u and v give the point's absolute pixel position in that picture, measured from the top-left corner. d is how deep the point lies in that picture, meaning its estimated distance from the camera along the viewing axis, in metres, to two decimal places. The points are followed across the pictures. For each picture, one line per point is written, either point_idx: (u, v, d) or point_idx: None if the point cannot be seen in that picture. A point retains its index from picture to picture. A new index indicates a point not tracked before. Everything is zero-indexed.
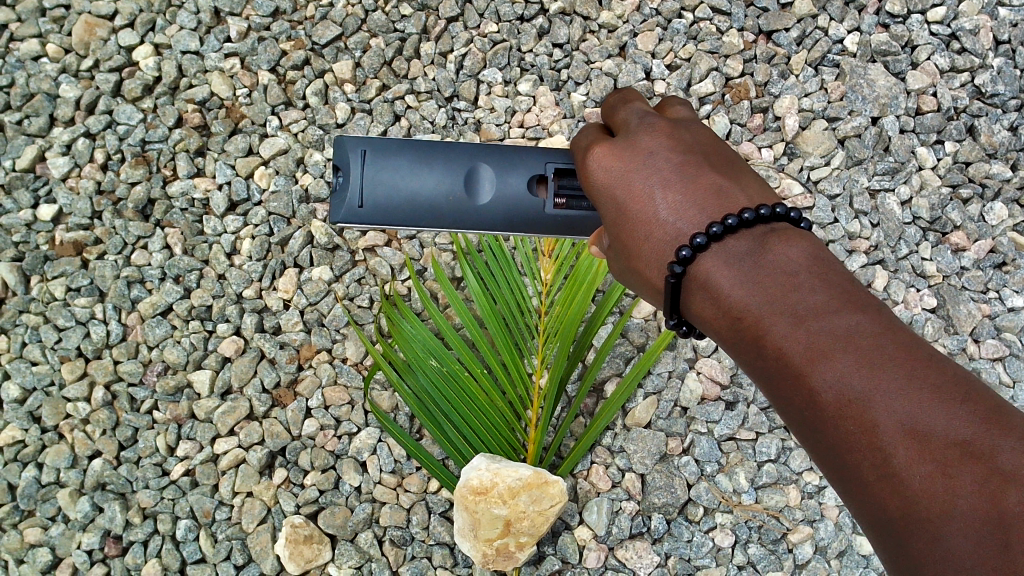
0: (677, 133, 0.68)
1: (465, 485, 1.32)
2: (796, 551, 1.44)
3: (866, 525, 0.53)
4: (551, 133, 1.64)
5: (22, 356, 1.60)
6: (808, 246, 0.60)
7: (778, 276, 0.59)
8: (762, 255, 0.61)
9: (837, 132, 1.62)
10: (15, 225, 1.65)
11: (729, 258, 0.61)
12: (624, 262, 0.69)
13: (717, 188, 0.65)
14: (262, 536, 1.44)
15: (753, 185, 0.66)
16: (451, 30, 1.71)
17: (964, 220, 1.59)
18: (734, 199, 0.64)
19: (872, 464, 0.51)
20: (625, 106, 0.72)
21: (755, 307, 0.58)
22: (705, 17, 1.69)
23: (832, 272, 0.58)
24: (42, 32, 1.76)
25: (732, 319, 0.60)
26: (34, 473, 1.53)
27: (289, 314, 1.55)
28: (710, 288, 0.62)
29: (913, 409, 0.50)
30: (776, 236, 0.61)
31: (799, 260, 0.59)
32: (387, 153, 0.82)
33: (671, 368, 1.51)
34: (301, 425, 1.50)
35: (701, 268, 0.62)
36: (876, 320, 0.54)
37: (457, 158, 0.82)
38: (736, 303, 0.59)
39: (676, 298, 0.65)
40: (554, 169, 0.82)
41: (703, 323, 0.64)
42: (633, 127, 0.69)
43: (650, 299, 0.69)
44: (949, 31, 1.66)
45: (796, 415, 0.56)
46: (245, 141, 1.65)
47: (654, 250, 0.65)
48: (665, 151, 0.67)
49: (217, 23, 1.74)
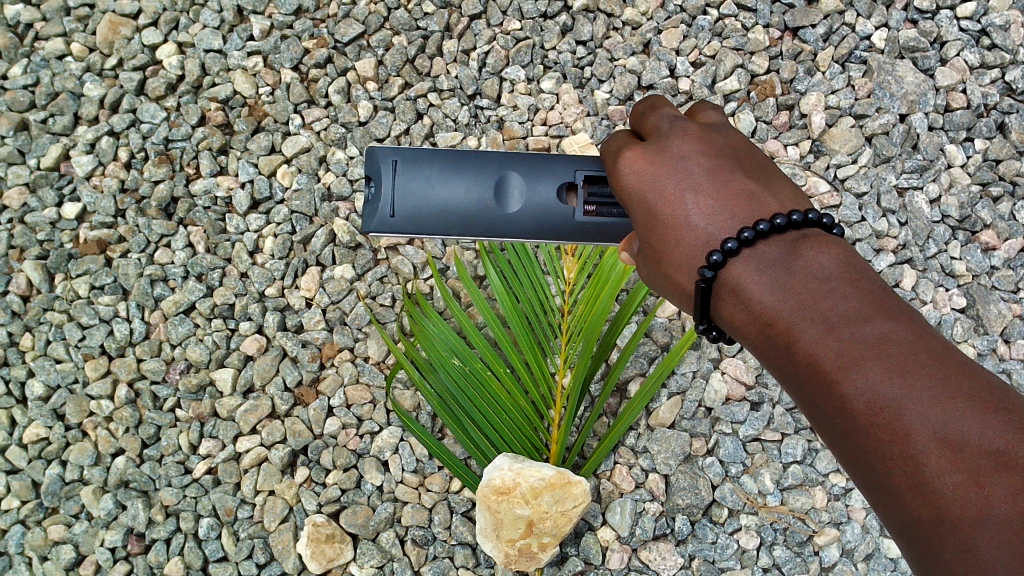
0: (709, 138, 0.66)
1: (487, 485, 1.32)
2: (823, 553, 1.42)
3: (894, 533, 0.52)
4: (574, 131, 1.63)
5: (46, 354, 1.60)
6: (840, 253, 0.58)
7: (810, 281, 0.57)
8: (793, 261, 0.59)
9: (865, 129, 1.60)
10: (39, 223, 1.66)
11: (759, 264, 0.60)
12: (653, 266, 0.68)
13: (749, 194, 0.63)
14: (284, 534, 1.43)
15: (785, 190, 0.65)
16: (474, 27, 1.69)
17: (995, 218, 1.56)
18: (765, 204, 0.63)
19: (903, 472, 0.49)
20: (655, 112, 0.70)
21: (785, 314, 0.57)
22: (730, 14, 1.67)
23: (864, 280, 0.56)
24: (67, 31, 1.77)
25: (762, 324, 0.58)
26: (58, 471, 1.54)
27: (311, 313, 1.55)
28: (740, 294, 0.60)
29: (947, 417, 0.48)
30: (808, 243, 0.60)
31: (831, 267, 0.57)
32: (417, 162, 0.81)
33: (696, 367, 1.49)
34: (323, 424, 1.49)
35: (733, 273, 0.61)
36: (910, 328, 0.52)
37: (487, 166, 0.81)
38: (767, 309, 0.58)
39: (705, 303, 0.63)
40: (584, 177, 0.81)
41: (732, 328, 0.63)
42: (665, 132, 0.67)
43: (678, 303, 0.67)
44: (978, 27, 1.64)
45: (825, 422, 0.54)
46: (268, 140, 1.65)
47: (685, 254, 0.64)
48: (697, 154, 0.65)
49: (240, 21, 1.74)
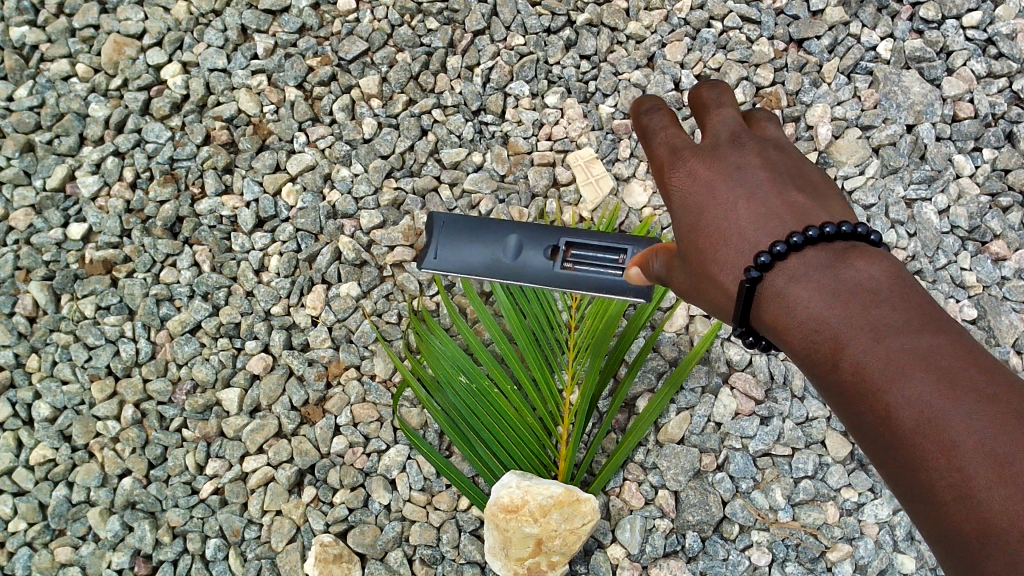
0: (766, 154, 0.69)
1: (496, 504, 1.30)
2: (836, 569, 1.39)
3: (935, 547, 0.50)
4: (579, 145, 1.62)
5: (53, 375, 1.60)
6: (889, 265, 0.58)
7: (856, 291, 0.56)
8: (840, 271, 0.58)
9: (872, 140, 1.59)
10: (46, 244, 1.66)
11: (805, 269, 0.59)
12: (696, 269, 0.68)
13: (799, 206, 0.64)
14: (292, 554, 1.42)
15: (835, 207, 0.66)
16: (477, 43, 1.70)
17: (1005, 228, 1.55)
18: (814, 217, 0.63)
19: (945, 482, 0.48)
20: (716, 123, 0.72)
21: (831, 322, 0.56)
22: (734, 26, 1.67)
23: (913, 294, 0.55)
24: (72, 52, 1.78)
25: (805, 332, 0.58)
26: (64, 493, 1.53)
27: (317, 331, 1.54)
28: (783, 301, 0.60)
29: (989, 426, 0.47)
30: (856, 255, 0.59)
31: (879, 278, 0.57)
32: (456, 225, 1.02)
33: (705, 383, 1.48)
34: (330, 443, 1.48)
35: (777, 278, 0.60)
36: (956, 340, 0.51)
37: (502, 232, 1.01)
38: (812, 316, 0.57)
39: (747, 308, 0.63)
40: (569, 243, 0.99)
41: (774, 337, 0.62)
42: (723, 142, 0.70)
43: (706, 300, 0.68)
44: (985, 37, 1.63)
45: (865, 427, 0.53)
46: (273, 158, 1.65)
47: (730, 256, 0.65)
48: (753, 167, 0.67)
49: (244, 41, 1.75)
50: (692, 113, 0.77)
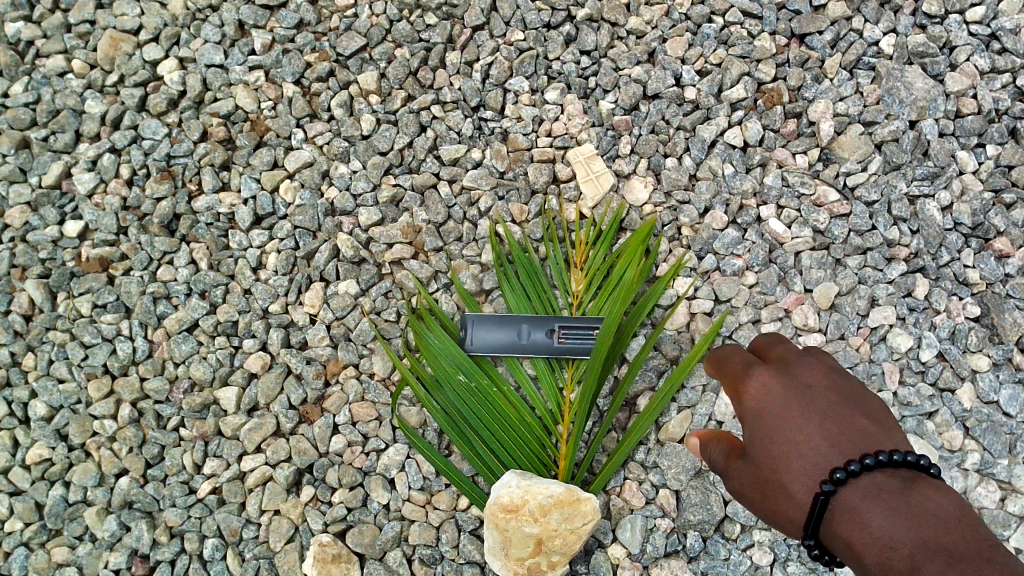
0: (830, 373, 0.86)
1: (495, 504, 1.29)
2: (837, 569, 1.39)
3: None
4: (580, 141, 1.61)
5: (49, 374, 1.59)
6: (952, 498, 0.69)
7: (933, 523, 0.67)
8: (912, 500, 0.70)
9: (874, 136, 1.58)
10: (41, 241, 1.65)
11: (873, 489, 0.72)
12: (751, 471, 0.84)
13: (862, 426, 0.79)
14: (291, 554, 1.42)
15: (892, 429, 0.80)
16: (476, 38, 1.68)
17: (1008, 225, 1.54)
18: (880, 444, 0.76)
19: None
20: (785, 352, 0.91)
21: (909, 543, 0.66)
22: (736, 21, 1.65)
23: (979, 529, 0.66)
24: (68, 48, 1.76)
25: (882, 549, 0.68)
26: (61, 492, 1.52)
27: (315, 329, 1.53)
28: (854, 516, 0.72)
29: None
30: (921, 485, 0.71)
31: (947, 510, 0.68)
32: None
33: (705, 381, 1.46)
34: (329, 442, 1.47)
35: (844, 493, 0.73)
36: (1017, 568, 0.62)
37: None
38: (892, 539, 0.67)
39: (815, 515, 0.75)
40: None
41: (840, 547, 0.73)
42: (795, 364, 0.88)
43: (763, 502, 0.82)
44: (988, 31, 1.62)
45: None
46: (270, 154, 1.63)
47: (797, 465, 0.79)
48: (821, 386, 0.84)
49: (241, 36, 1.73)
50: (760, 354, 0.94)
